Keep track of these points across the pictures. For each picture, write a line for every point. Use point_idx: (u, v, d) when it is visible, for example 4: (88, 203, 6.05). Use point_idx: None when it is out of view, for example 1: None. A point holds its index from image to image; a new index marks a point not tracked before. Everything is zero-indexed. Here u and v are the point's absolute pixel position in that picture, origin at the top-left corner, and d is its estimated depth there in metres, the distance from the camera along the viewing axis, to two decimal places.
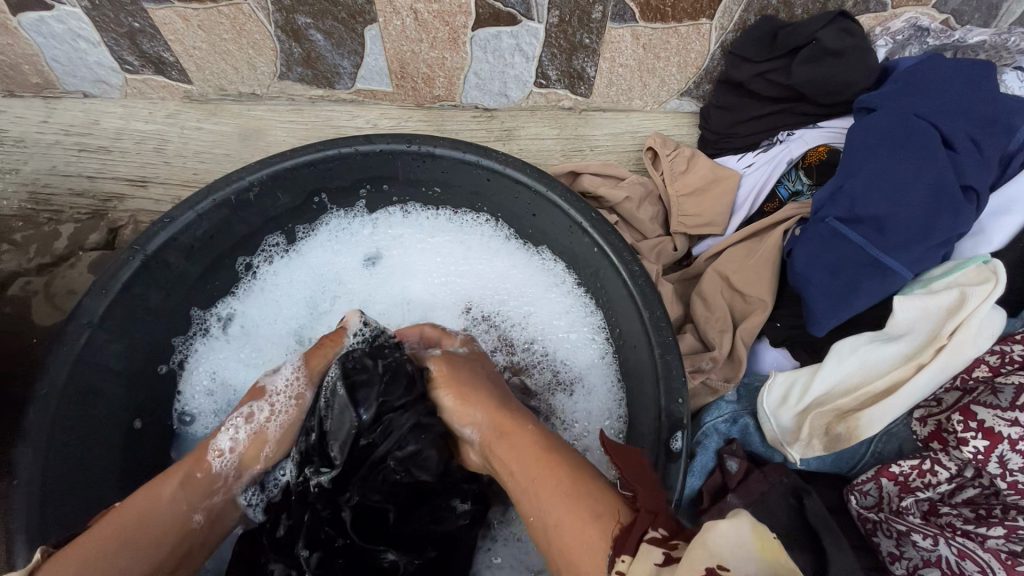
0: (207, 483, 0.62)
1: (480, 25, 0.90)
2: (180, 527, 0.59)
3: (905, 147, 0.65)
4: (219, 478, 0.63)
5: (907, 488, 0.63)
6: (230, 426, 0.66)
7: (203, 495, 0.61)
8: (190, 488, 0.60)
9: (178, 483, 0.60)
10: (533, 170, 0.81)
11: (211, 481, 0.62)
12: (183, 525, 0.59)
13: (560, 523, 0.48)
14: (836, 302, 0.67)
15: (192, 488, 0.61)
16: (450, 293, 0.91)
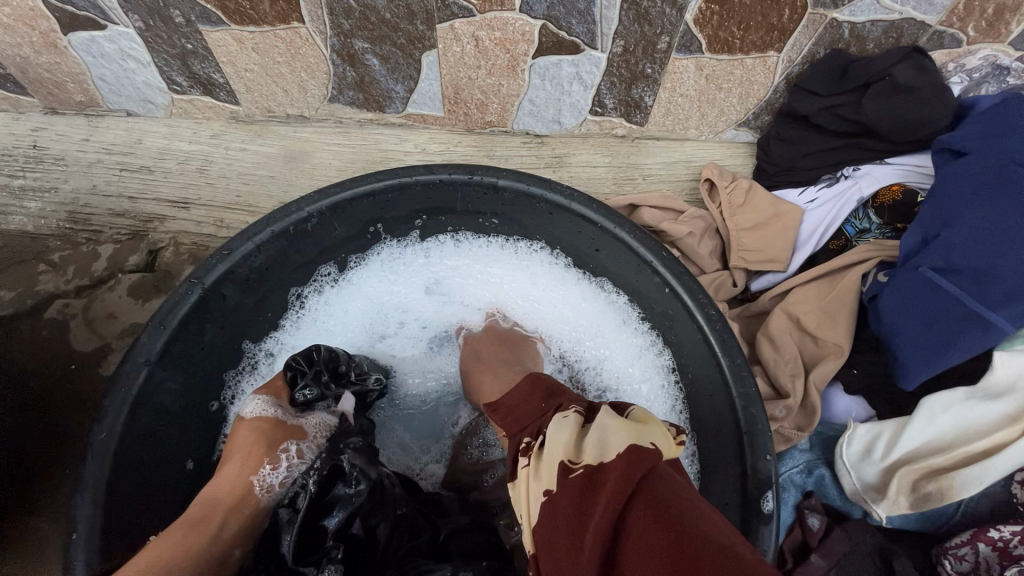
0: (251, 519, 0.61)
1: (541, 53, 0.88)
2: (222, 551, 0.57)
3: (1007, 196, 0.62)
4: (261, 517, 0.63)
5: (1010, 555, 0.59)
6: (282, 461, 0.65)
7: (242, 531, 0.60)
8: (235, 525, 0.59)
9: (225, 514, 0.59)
10: (599, 204, 0.78)
11: (256, 517, 0.62)
12: (226, 561, 0.58)
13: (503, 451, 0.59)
14: (931, 355, 0.63)
15: (232, 524, 0.59)
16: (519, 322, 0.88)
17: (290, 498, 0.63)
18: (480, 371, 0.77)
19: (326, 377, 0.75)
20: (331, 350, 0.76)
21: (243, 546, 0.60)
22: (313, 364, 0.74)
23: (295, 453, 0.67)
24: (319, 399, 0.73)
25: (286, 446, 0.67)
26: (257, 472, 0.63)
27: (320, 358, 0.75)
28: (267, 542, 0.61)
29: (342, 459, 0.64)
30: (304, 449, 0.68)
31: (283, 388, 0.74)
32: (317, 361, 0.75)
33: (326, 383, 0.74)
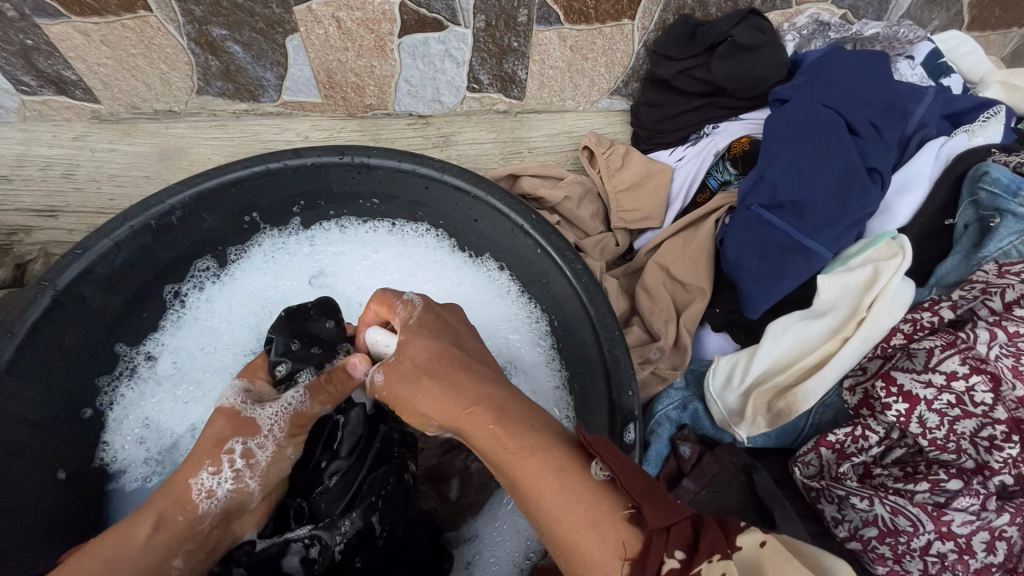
0: (188, 526, 0.57)
1: (407, 31, 0.89)
2: (154, 564, 0.54)
3: (816, 135, 0.69)
4: (206, 522, 0.58)
5: (842, 452, 0.66)
6: (224, 464, 0.60)
7: (184, 539, 0.57)
8: (171, 535, 0.56)
9: (154, 527, 0.55)
10: (469, 175, 0.80)
11: (195, 525, 0.58)
12: (163, 572, 0.54)
13: (557, 514, 0.44)
14: (767, 284, 0.69)
15: (170, 534, 0.56)
16: None
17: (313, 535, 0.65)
18: (445, 393, 0.53)
19: (298, 345, 0.68)
20: (293, 313, 0.71)
21: (187, 553, 0.57)
22: (280, 333, 0.69)
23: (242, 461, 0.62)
24: (298, 367, 0.67)
25: (230, 446, 0.61)
26: (197, 478, 0.59)
27: (312, 328, 0.70)
28: (262, 558, 0.64)
29: (374, 518, 0.67)
30: (252, 446, 0.62)
31: (263, 366, 0.69)
32: (289, 329, 0.69)
33: (303, 351, 0.68)
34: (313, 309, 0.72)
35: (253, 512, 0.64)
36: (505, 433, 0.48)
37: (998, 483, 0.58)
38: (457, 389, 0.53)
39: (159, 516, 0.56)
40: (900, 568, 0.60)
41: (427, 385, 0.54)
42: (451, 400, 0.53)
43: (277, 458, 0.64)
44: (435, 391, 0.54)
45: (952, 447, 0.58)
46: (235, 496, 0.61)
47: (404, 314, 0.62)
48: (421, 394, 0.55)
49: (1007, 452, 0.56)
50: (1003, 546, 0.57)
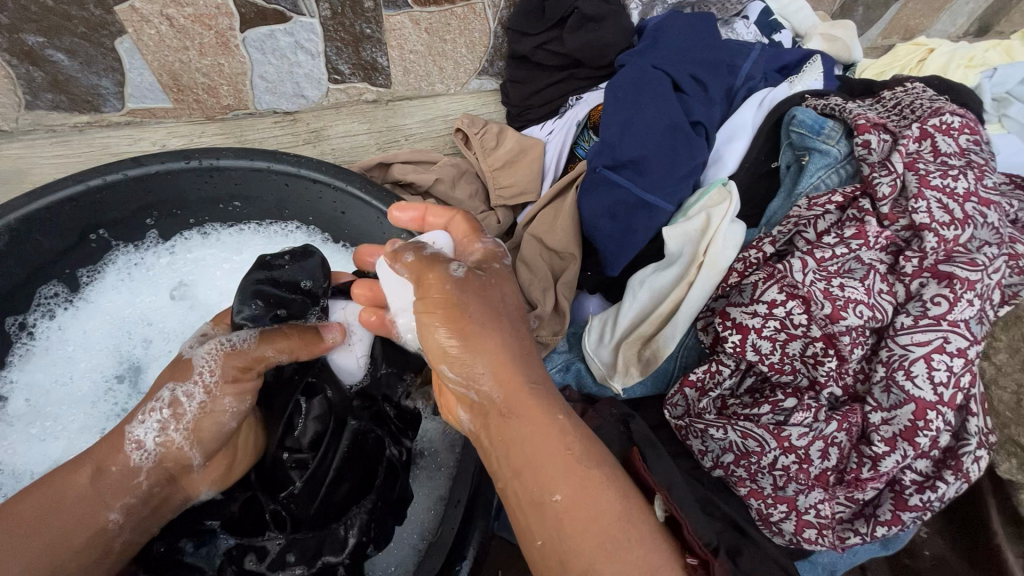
0: (123, 482, 0.51)
1: (249, 25, 0.86)
2: (88, 524, 0.49)
3: (644, 95, 0.72)
4: (147, 476, 0.52)
5: (701, 388, 0.70)
6: (153, 412, 0.53)
7: (117, 494, 0.50)
8: (106, 485, 0.50)
9: (90, 477, 0.50)
10: (327, 165, 0.79)
11: (131, 479, 0.51)
12: (99, 528, 0.49)
13: (617, 548, 0.46)
14: (619, 242, 0.73)
15: (103, 486, 0.50)
16: None
17: (295, 544, 0.58)
18: (512, 362, 0.52)
19: (259, 305, 0.57)
20: (267, 267, 0.59)
21: (126, 506, 0.51)
22: (248, 284, 0.58)
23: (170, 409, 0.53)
24: (251, 328, 0.57)
25: (159, 396, 0.53)
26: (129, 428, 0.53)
27: (281, 280, 0.59)
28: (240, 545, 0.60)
29: (356, 533, 0.59)
30: (185, 393, 0.53)
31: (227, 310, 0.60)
32: (257, 285, 0.58)
33: (264, 312, 0.57)
34: (286, 257, 0.60)
35: (207, 472, 0.56)
36: (568, 430, 0.51)
37: (827, 394, 0.64)
38: (531, 370, 0.51)
39: (97, 465, 0.51)
40: (756, 485, 0.66)
41: (498, 352, 0.51)
42: (517, 375, 0.51)
43: (211, 411, 0.54)
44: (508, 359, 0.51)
45: (788, 368, 0.65)
46: (166, 449, 0.52)
47: (484, 259, 0.59)
48: (493, 350, 0.51)
49: (827, 365, 0.62)
50: (835, 451, 0.63)
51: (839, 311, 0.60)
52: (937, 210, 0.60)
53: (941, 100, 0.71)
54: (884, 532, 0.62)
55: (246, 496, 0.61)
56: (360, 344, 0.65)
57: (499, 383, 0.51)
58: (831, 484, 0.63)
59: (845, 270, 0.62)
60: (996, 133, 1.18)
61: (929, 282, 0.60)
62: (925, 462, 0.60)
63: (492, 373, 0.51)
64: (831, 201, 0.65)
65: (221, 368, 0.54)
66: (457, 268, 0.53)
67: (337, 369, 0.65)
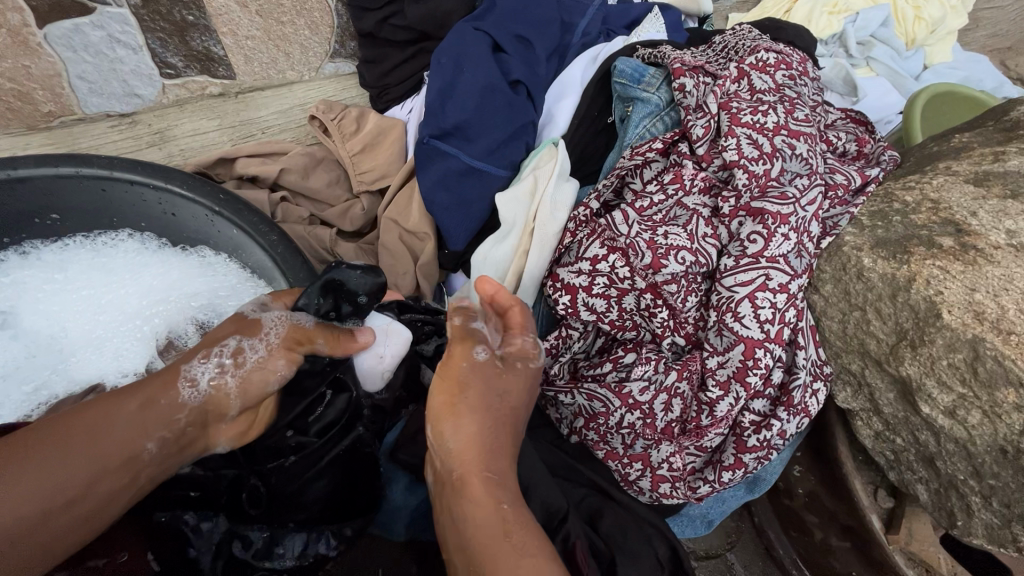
0: (170, 415, 0.50)
1: (46, 19, 0.80)
2: (128, 450, 0.48)
3: (462, 58, 0.69)
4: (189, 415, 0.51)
5: (554, 353, 0.68)
6: (214, 357, 0.53)
7: (157, 424, 0.49)
8: (146, 413, 0.49)
9: (142, 404, 0.49)
10: (144, 165, 0.74)
11: (174, 413, 0.50)
12: (133, 455, 0.48)
13: None
14: (456, 214, 0.70)
15: (151, 415, 0.49)
16: (138, 325, 0.77)
17: (285, 537, 0.61)
18: (485, 441, 0.50)
19: (321, 302, 0.57)
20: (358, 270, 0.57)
21: (162, 440, 0.50)
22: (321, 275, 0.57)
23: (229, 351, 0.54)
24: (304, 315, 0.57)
25: (223, 343, 0.54)
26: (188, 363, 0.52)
27: (341, 289, 0.57)
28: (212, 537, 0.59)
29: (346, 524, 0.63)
30: (249, 349, 0.54)
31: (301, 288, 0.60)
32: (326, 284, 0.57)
33: (318, 311, 0.58)
34: (357, 270, 0.57)
35: (232, 425, 0.55)
36: (513, 523, 0.45)
37: (669, 344, 0.63)
38: (494, 451, 0.50)
39: (149, 396, 0.50)
40: (610, 446, 0.66)
41: (465, 419, 0.51)
42: (484, 432, 0.50)
43: (263, 368, 0.55)
44: (483, 434, 0.50)
45: (629, 324, 0.64)
46: (215, 391, 0.52)
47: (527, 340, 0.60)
48: (467, 422, 0.51)
49: (659, 316, 0.62)
50: (679, 402, 0.62)
51: (660, 259, 0.59)
52: (746, 146, 0.59)
53: (763, 38, 0.71)
54: (731, 477, 0.63)
55: (233, 476, 0.60)
56: (390, 361, 0.64)
57: (466, 437, 0.50)
58: (676, 435, 0.63)
59: (669, 217, 0.62)
60: (864, 76, 1.20)
61: (745, 220, 0.59)
62: (761, 401, 0.61)
63: (469, 422, 0.50)
64: (651, 149, 0.63)
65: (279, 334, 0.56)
66: (480, 351, 0.56)
67: (360, 375, 0.64)
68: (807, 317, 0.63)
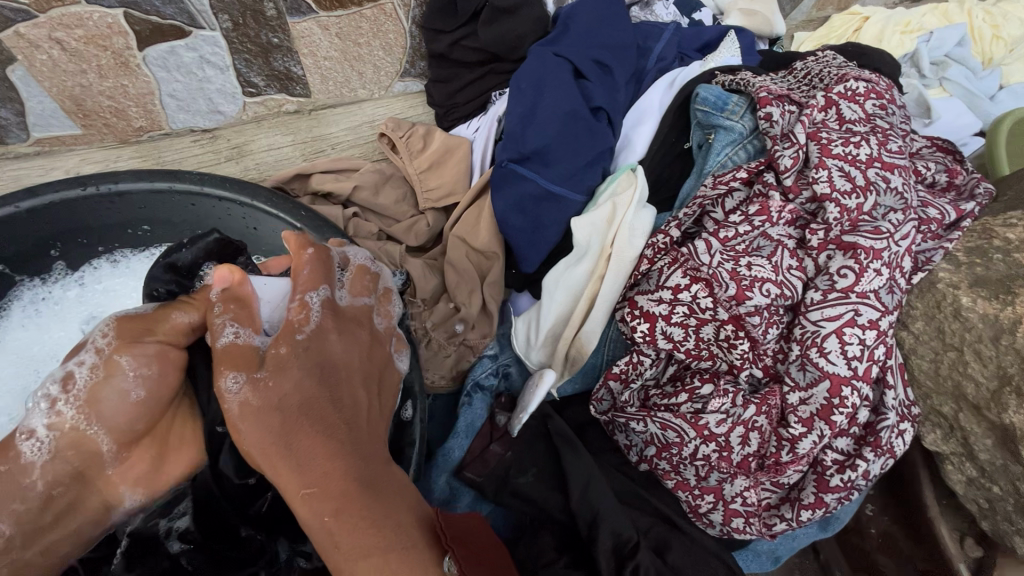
0: (11, 482, 0.41)
1: (146, 42, 0.83)
2: None
3: (544, 83, 0.70)
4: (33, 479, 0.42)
5: (623, 380, 0.67)
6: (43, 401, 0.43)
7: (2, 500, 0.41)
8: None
9: None
10: (233, 182, 0.77)
11: (19, 478, 0.42)
12: None
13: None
14: (530, 236, 0.71)
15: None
16: None
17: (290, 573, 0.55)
18: (289, 460, 0.45)
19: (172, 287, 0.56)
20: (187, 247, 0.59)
21: (14, 513, 0.41)
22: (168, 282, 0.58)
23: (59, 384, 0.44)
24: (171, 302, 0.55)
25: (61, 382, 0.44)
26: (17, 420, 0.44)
27: (185, 267, 0.58)
28: None
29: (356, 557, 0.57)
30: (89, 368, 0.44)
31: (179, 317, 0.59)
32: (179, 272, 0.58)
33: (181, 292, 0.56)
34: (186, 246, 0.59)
35: (124, 462, 0.46)
36: (339, 530, 0.43)
37: (747, 377, 0.62)
38: (302, 464, 0.44)
39: None
40: (681, 477, 0.64)
41: (255, 427, 0.46)
42: (281, 430, 0.45)
43: (108, 374, 0.44)
44: (282, 458, 0.45)
45: (705, 354, 0.63)
46: (59, 431, 0.43)
47: (291, 314, 0.50)
48: (256, 431, 0.45)
49: (740, 348, 0.60)
50: (756, 436, 0.61)
51: (744, 290, 0.58)
52: (838, 178, 0.59)
53: (849, 66, 0.70)
54: (809, 516, 0.61)
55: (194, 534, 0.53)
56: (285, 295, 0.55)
57: (265, 447, 0.45)
58: (753, 470, 0.62)
59: (753, 248, 0.61)
60: (936, 96, 1.15)
61: (835, 254, 0.58)
62: (846, 440, 0.59)
63: (261, 430, 0.45)
64: (736, 178, 0.63)
65: (116, 332, 0.46)
66: (237, 382, 0.46)
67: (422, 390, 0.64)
68: (896, 354, 0.61)
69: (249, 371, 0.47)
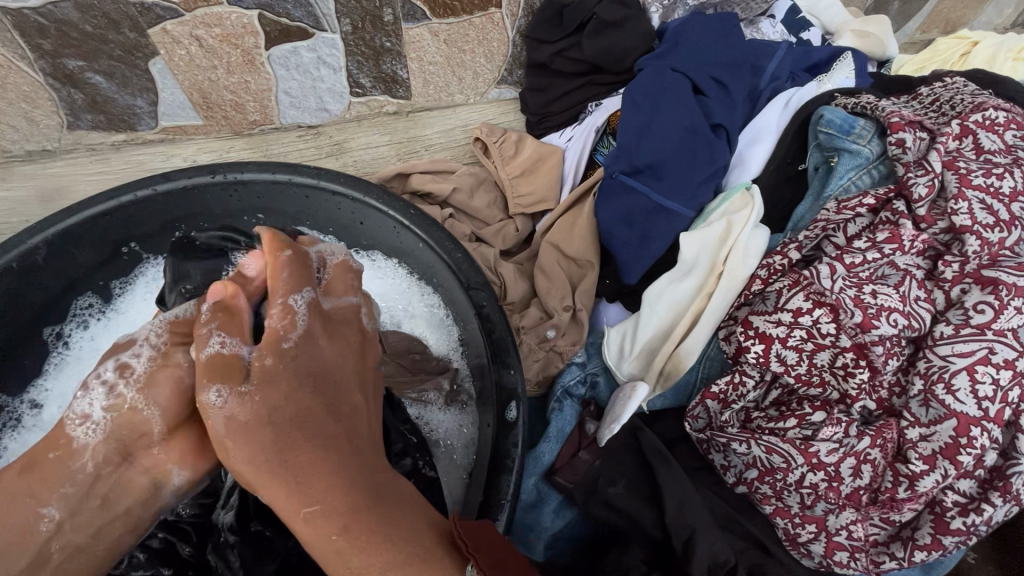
0: (63, 466, 0.42)
1: (272, 43, 0.89)
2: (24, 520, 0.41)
3: (663, 98, 0.70)
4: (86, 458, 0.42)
5: (723, 401, 0.66)
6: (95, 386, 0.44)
7: (55, 483, 0.42)
8: (38, 476, 0.42)
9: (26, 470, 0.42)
10: (347, 178, 0.80)
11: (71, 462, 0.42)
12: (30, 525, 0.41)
13: None
14: (636, 249, 0.71)
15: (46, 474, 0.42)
16: None
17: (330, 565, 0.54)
18: (290, 478, 0.41)
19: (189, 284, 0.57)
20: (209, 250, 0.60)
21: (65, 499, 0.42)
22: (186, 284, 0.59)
23: (117, 371, 0.45)
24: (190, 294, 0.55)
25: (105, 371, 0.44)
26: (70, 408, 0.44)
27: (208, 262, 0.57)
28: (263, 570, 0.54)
29: None
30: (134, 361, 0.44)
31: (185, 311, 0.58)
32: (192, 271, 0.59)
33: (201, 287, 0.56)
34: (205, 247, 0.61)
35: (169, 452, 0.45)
36: (350, 547, 0.41)
37: (860, 408, 0.60)
38: (304, 480, 0.41)
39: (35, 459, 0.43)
40: (782, 503, 0.63)
41: (243, 445, 0.41)
42: (281, 448, 0.42)
43: (162, 365, 0.44)
44: (281, 476, 0.41)
45: (816, 381, 0.61)
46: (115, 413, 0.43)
47: (276, 322, 0.47)
48: (246, 455, 0.41)
49: (859, 377, 0.59)
50: (869, 469, 0.59)
51: (871, 319, 0.57)
52: (979, 211, 0.57)
53: (983, 94, 0.67)
54: (923, 558, 0.58)
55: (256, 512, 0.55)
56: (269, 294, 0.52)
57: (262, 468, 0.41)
58: (864, 504, 0.60)
59: (878, 276, 0.59)
60: None
61: (970, 288, 0.57)
62: (970, 482, 0.57)
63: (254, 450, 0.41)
64: (862, 204, 0.61)
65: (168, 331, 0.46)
66: (222, 395, 0.42)
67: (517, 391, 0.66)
68: None
69: (233, 384, 0.42)
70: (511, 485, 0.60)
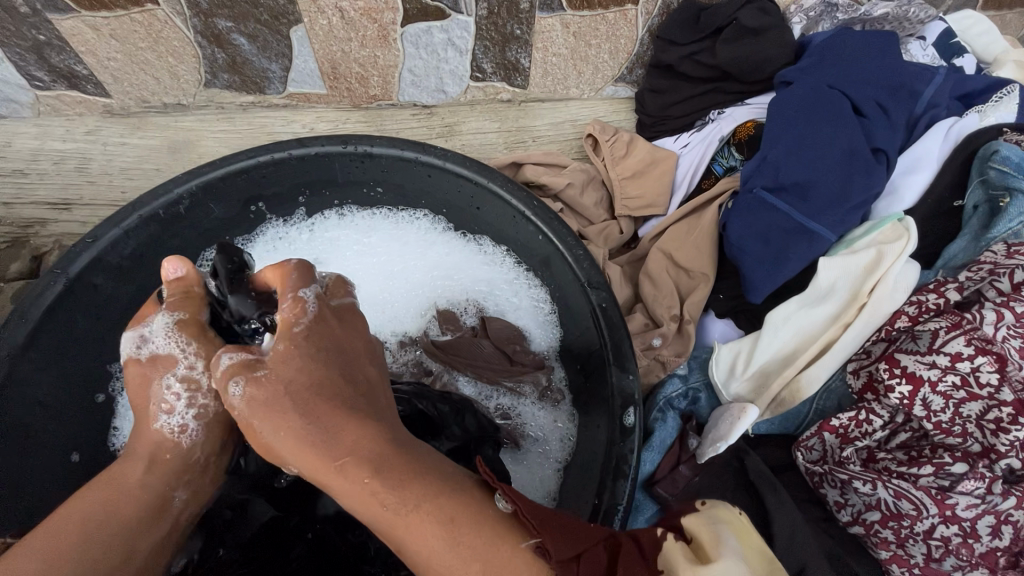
0: (181, 460, 0.55)
1: (409, 21, 0.89)
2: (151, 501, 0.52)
3: (819, 117, 0.69)
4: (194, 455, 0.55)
5: (844, 438, 0.63)
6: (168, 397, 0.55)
7: (178, 472, 0.54)
8: (156, 470, 0.53)
9: (144, 466, 0.53)
10: (472, 162, 0.80)
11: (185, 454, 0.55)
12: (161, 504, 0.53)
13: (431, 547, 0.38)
14: (770, 268, 0.69)
15: (162, 467, 0.54)
16: (420, 295, 0.88)
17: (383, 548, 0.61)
18: (318, 438, 0.44)
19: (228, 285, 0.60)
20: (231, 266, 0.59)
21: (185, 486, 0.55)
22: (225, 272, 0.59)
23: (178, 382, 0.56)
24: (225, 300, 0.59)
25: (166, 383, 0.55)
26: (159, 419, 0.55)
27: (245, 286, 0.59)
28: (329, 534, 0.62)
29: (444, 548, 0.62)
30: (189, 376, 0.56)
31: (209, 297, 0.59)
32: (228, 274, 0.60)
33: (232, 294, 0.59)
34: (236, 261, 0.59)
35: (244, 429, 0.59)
36: (384, 489, 0.40)
37: (1004, 466, 0.57)
38: (335, 434, 0.44)
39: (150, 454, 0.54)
40: (902, 551, 0.61)
41: (269, 421, 0.46)
42: (295, 412, 0.46)
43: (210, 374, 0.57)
44: (307, 434, 0.44)
45: (957, 430, 0.58)
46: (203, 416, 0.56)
47: (287, 312, 0.52)
48: (272, 429, 0.46)
49: (1013, 435, 0.56)
50: (1009, 530, 0.58)
51: None
52: None
53: None
54: None
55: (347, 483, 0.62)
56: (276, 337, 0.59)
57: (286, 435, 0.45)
58: (1000, 567, 0.59)
59: None
60: None
61: None
62: None
63: (275, 419, 0.46)
64: None
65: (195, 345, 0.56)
66: (239, 385, 0.48)
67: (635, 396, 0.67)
68: None
69: (248, 373, 0.48)
70: (628, 490, 0.62)
